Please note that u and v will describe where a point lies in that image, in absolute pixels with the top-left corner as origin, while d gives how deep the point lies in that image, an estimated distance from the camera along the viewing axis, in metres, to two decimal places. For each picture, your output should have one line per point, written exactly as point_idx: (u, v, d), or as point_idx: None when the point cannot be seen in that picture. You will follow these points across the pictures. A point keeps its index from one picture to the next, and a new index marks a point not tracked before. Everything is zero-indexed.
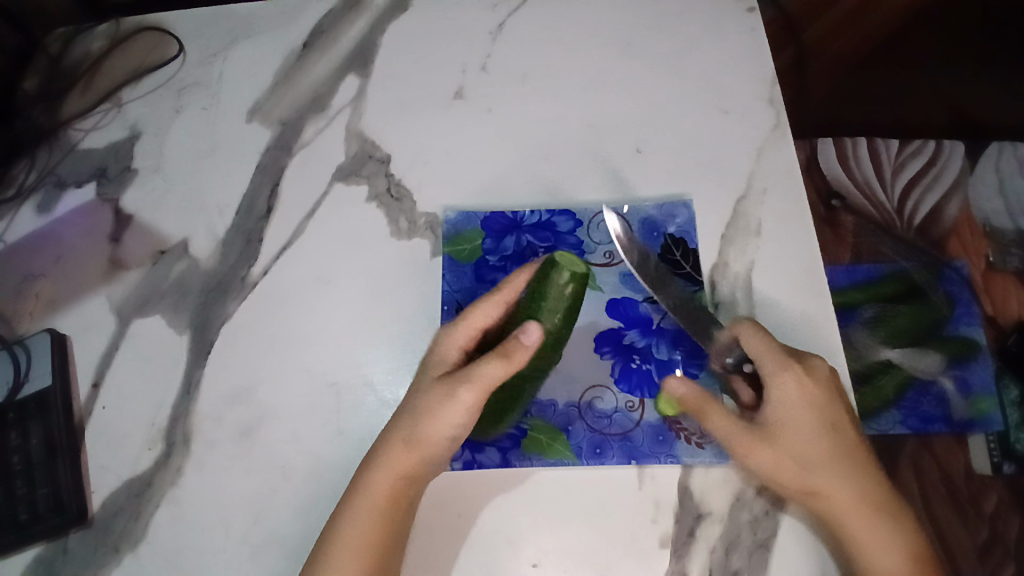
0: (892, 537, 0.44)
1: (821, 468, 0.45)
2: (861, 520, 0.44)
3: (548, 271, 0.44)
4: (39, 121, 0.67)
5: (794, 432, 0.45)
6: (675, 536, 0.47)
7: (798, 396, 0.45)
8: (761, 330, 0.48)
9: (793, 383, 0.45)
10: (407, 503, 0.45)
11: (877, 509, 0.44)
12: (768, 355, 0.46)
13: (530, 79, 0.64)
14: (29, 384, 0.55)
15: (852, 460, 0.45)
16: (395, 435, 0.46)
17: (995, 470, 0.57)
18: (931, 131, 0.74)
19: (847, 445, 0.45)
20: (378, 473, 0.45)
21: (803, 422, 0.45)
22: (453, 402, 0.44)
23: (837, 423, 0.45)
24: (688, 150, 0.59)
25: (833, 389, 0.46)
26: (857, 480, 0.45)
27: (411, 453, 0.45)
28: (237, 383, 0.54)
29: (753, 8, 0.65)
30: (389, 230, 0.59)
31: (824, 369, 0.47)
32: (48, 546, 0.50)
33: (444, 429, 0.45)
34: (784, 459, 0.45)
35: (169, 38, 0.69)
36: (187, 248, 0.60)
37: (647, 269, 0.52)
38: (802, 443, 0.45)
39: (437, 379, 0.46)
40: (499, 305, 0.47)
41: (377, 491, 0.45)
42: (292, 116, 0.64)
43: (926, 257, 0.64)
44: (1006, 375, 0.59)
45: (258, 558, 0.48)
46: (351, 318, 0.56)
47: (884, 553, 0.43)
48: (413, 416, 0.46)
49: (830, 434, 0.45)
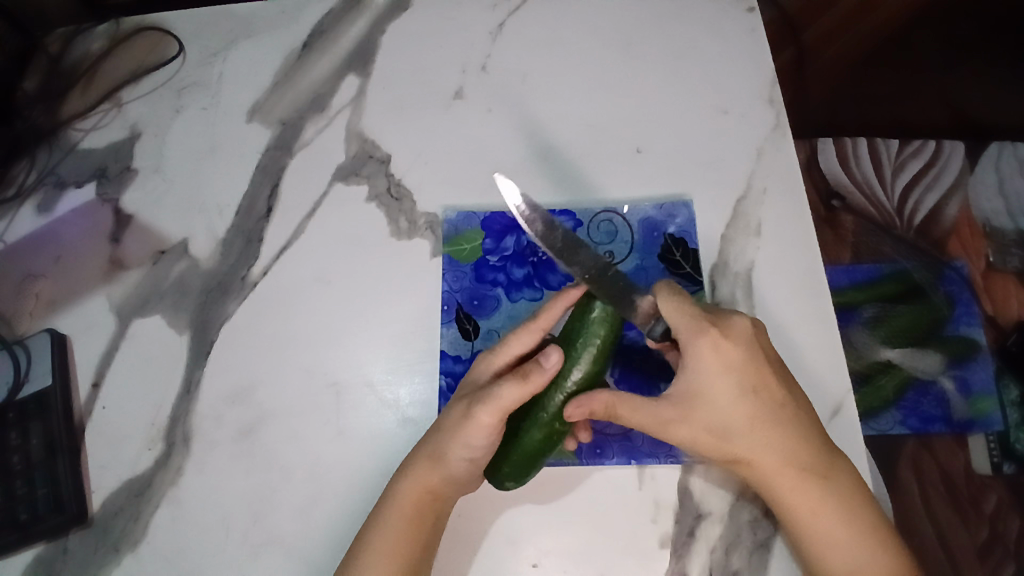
0: (826, 495, 0.43)
1: (744, 435, 0.43)
2: (793, 482, 0.43)
3: (588, 300, 0.44)
4: (39, 121, 0.67)
5: (714, 402, 0.43)
6: (675, 536, 0.47)
7: (715, 360, 0.43)
8: (677, 295, 0.44)
9: (705, 347, 0.43)
10: (432, 520, 0.45)
11: (808, 468, 0.43)
12: (680, 321, 0.43)
13: (530, 79, 0.64)
14: (30, 384, 0.55)
15: (777, 418, 0.44)
16: (421, 452, 0.46)
17: (995, 470, 0.57)
18: (932, 131, 0.74)
19: (772, 404, 0.44)
20: (404, 485, 0.45)
21: (722, 388, 0.43)
22: (471, 424, 0.43)
23: (759, 384, 0.43)
24: (688, 151, 0.59)
25: (751, 347, 0.44)
26: (788, 443, 0.43)
27: (434, 470, 0.45)
28: (237, 384, 0.54)
29: (753, 8, 0.65)
30: (389, 230, 0.59)
31: (741, 324, 0.45)
32: (48, 546, 0.50)
33: (463, 451, 0.44)
34: (703, 430, 0.44)
35: (169, 38, 0.69)
36: (187, 248, 0.60)
37: (553, 244, 0.44)
38: (723, 412, 0.43)
39: (460, 401, 0.45)
40: (535, 333, 0.46)
41: (402, 506, 0.45)
42: (292, 116, 0.64)
43: (926, 257, 0.63)
44: (1006, 375, 0.59)
45: (258, 558, 0.48)
46: (351, 319, 0.56)
47: (819, 515, 0.43)
48: (436, 435, 0.46)
49: (753, 397, 0.43)
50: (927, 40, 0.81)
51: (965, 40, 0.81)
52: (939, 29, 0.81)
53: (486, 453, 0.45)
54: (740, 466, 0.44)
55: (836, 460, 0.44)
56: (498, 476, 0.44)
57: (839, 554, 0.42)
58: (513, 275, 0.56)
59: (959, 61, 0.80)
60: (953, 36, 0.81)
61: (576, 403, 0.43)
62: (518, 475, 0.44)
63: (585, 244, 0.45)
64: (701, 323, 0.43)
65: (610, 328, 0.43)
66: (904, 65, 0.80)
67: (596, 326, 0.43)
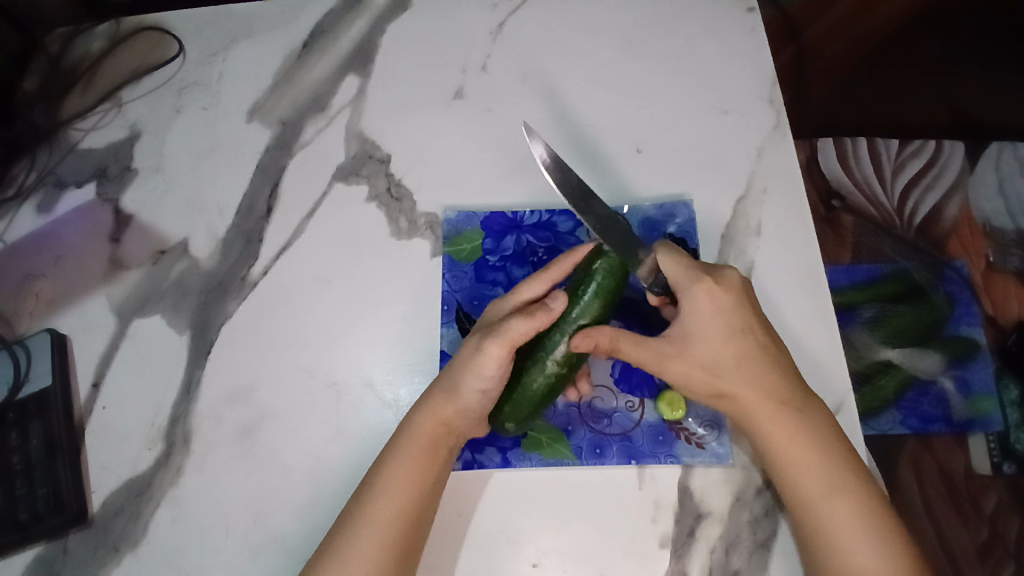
0: (800, 428, 0.43)
1: (732, 372, 0.45)
2: (769, 414, 0.44)
3: (594, 255, 0.47)
4: (38, 121, 0.67)
5: (704, 341, 0.45)
6: (675, 536, 0.47)
7: (706, 305, 0.45)
8: (674, 252, 0.47)
9: (701, 293, 0.45)
10: (445, 453, 0.46)
11: (785, 402, 0.44)
12: (676, 271, 0.46)
13: (529, 78, 0.63)
14: (29, 385, 0.55)
15: (762, 358, 0.45)
16: (435, 385, 0.47)
17: (995, 469, 0.57)
18: (932, 130, 0.74)
19: (757, 345, 0.45)
20: (420, 416, 0.46)
21: (712, 329, 0.45)
22: (481, 355, 0.45)
23: (747, 325, 0.45)
24: (688, 152, 0.59)
25: (741, 294, 0.46)
26: (771, 380, 0.44)
27: (449, 402, 0.46)
28: (237, 384, 0.54)
29: (753, 8, 0.65)
30: (389, 230, 0.59)
31: (733, 277, 0.46)
32: (48, 546, 0.50)
33: (475, 381, 0.45)
34: (695, 368, 0.45)
35: (169, 38, 0.69)
36: (187, 248, 0.60)
37: (571, 189, 0.47)
38: (715, 350, 0.45)
39: (473, 337, 0.47)
40: (547, 282, 0.48)
41: (419, 437, 0.45)
42: (292, 116, 0.64)
43: (926, 257, 0.63)
44: (1006, 376, 0.59)
45: (259, 558, 0.48)
46: (351, 317, 0.56)
47: (793, 444, 0.43)
48: (450, 370, 0.47)
49: (740, 337, 0.45)
50: (927, 39, 0.81)
51: (965, 40, 0.81)
52: (938, 28, 0.81)
53: (497, 386, 0.46)
54: (726, 402, 0.45)
55: (812, 399, 0.45)
56: (499, 417, 0.47)
57: (810, 482, 0.42)
58: (514, 275, 0.56)
59: (959, 60, 0.80)
60: (953, 35, 0.81)
61: (585, 334, 0.45)
62: (517, 417, 0.47)
63: (597, 196, 0.48)
64: (697, 272, 0.45)
65: (614, 276, 0.45)
66: (903, 65, 0.80)
67: (598, 274, 0.45)
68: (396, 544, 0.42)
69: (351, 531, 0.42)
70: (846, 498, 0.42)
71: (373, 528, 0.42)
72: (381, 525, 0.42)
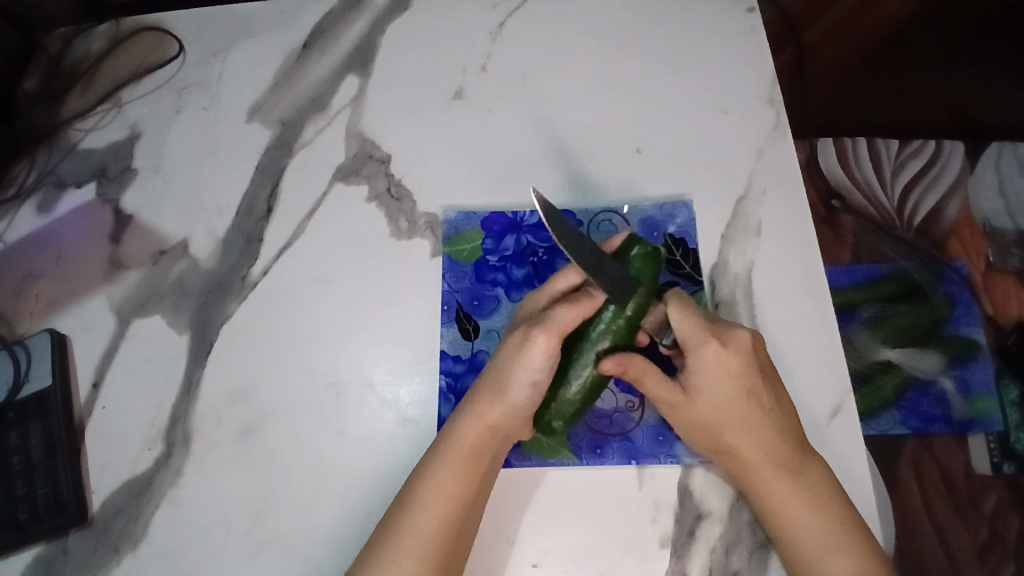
0: (798, 488, 0.44)
1: (732, 429, 0.46)
2: (767, 473, 0.45)
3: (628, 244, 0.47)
4: (39, 121, 0.67)
5: (708, 401, 0.46)
6: (675, 536, 0.47)
7: (712, 365, 0.46)
8: (685, 305, 0.47)
9: (708, 356, 0.46)
10: (490, 457, 0.45)
11: (783, 465, 0.45)
12: (686, 327, 0.46)
13: (529, 80, 0.63)
14: (29, 385, 0.55)
15: (765, 421, 0.45)
16: (480, 387, 0.47)
17: (995, 470, 0.57)
18: (932, 132, 0.74)
19: (761, 408, 0.46)
20: (464, 424, 0.46)
21: (718, 389, 0.46)
22: (529, 346, 0.45)
23: (753, 387, 0.46)
24: (688, 152, 0.59)
25: (751, 354, 0.46)
26: (773, 440, 0.45)
27: (495, 403, 0.46)
28: (238, 384, 0.54)
29: (753, 8, 0.65)
30: (389, 230, 0.59)
31: (742, 338, 0.46)
32: (48, 546, 0.50)
33: (523, 375, 0.45)
34: (696, 420, 0.46)
35: (169, 38, 0.69)
36: (187, 248, 0.60)
37: (582, 255, 0.43)
38: (717, 409, 0.46)
39: (519, 329, 0.47)
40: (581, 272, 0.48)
41: (463, 444, 0.45)
42: (292, 116, 0.64)
43: (926, 256, 0.63)
44: (1007, 375, 0.59)
45: (259, 558, 0.49)
46: (351, 318, 0.56)
47: (788, 505, 0.44)
48: (497, 367, 0.47)
49: (745, 399, 0.46)
50: (927, 39, 0.81)
51: (966, 40, 0.81)
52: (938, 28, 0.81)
53: (548, 377, 0.45)
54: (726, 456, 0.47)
55: (814, 461, 0.45)
56: (545, 417, 0.47)
57: (805, 544, 0.43)
58: (513, 275, 0.56)
59: (959, 60, 0.80)
60: (953, 35, 0.81)
61: (616, 360, 0.45)
62: (563, 415, 0.47)
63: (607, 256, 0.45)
64: (707, 330, 0.46)
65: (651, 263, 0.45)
66: (904, 65, 0.80)
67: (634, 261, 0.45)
68: (434, 555, 0.42)
69: (388, 544, 0.42)
70: (843, 558, 0.42)
71: (412, 539, 0.42)
72: (419, 538, 0.42)
